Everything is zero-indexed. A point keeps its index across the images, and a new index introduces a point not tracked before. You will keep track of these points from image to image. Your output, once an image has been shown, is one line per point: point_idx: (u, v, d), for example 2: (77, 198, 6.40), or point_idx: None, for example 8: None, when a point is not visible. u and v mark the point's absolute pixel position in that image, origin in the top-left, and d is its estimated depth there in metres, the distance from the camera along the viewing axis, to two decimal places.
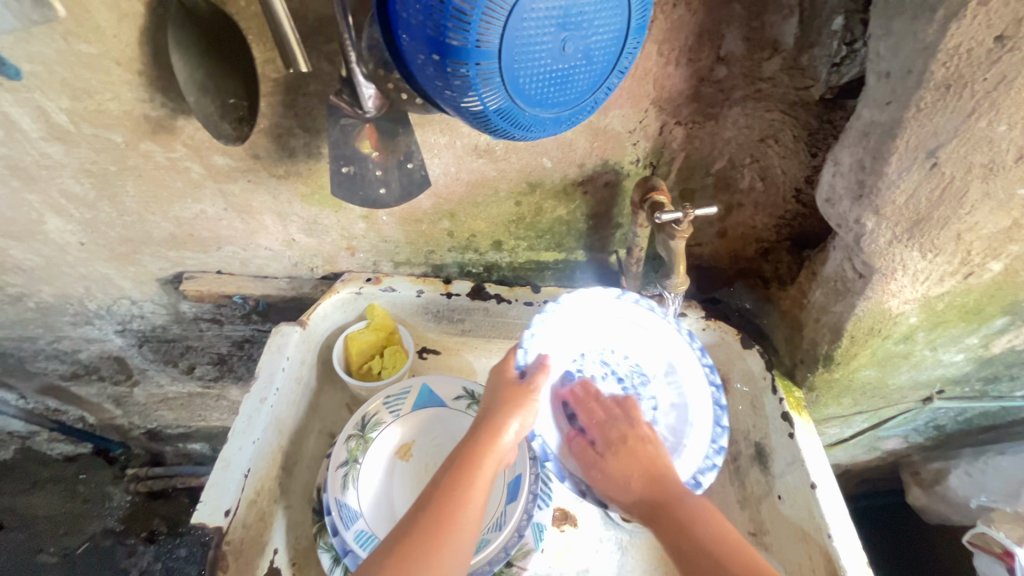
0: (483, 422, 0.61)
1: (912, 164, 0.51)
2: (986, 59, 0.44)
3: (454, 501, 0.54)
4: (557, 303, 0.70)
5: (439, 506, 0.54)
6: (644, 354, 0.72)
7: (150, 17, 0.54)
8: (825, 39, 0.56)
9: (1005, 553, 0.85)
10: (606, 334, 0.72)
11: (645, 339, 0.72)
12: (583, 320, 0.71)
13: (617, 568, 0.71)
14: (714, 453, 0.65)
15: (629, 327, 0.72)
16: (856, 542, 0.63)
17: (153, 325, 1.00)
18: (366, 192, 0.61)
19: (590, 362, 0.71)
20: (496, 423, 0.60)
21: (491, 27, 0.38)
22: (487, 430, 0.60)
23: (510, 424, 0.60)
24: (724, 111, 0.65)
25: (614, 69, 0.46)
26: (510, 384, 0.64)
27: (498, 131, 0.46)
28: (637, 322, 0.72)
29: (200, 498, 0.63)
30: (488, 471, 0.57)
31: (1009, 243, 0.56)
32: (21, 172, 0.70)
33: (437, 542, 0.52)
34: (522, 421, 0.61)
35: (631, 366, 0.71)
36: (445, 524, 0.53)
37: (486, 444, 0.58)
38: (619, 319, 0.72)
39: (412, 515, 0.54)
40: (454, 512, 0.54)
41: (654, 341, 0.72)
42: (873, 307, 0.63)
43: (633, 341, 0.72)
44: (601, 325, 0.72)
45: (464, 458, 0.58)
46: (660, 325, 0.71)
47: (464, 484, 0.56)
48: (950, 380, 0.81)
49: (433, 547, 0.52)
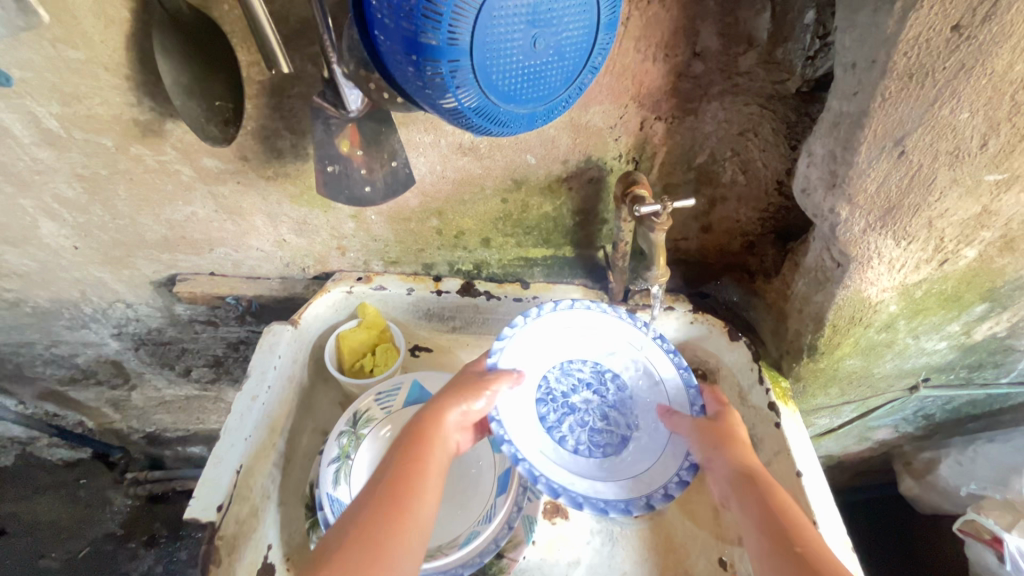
0: (430, 405, 0.63)
1: (880, 153, 0.52)
2: (945, 48, 0.45)
3: (401, 490, 0.54)
4: (505, 336, 0.69)
5: (387, 492, 0.54)
6: (598, 351, 0.75)
7: (136, 23, 0.55)
8: (798, 33, 0.58)
9: (994, 539, 0.88)
10: (563, 345, 0.74)
11: (595, 336, 0.75)
12: (538, 345, 0.73)
13: (606, 559, 0.72)
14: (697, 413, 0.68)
15: (578, 332, 0.74)
16: (841, 528, 0.63)
17: (148, 328, 1.01)
18: (351, 190, 0.62)
19: (555, 380, 0.72)
20: (441, 408, 0.61)
21: (462, 24, 0.40)
22: (433, 410, 0.61)
23: (458, 405, 0.62)
24: (703, 106, 0.66)
25: (585, 66, 0.47)
26: (471, 369, 0.67)
27: (476, 128, 0.47)
28: (582, 324, 0.74)
29: (193, 494, 0.63)
30: (438, 448, 0.59)
31: (981, 230, 0.57)
32: (15, 177, 0.71)
33: (372, 536, 0.50)
34: (470, 405, 0.62)
35: (593, 369, 0.74)
36: (394, 505, 0.53)
37: (433, 426, 0.60)
38: (562, 331, 0.74)
39: (361, 502, 0.54)
40: (397, 499, 0.53)
41: (604, 334, 0.75)
42: (853, 296, 0.64)
43: (585, 342, 0.75)
44: (552, 343, 0.74)
45: (417, 438, 0.59)
46: (608, 317, 0.74)
47: (412, 467, 0.56)
48: (935, 368, 0.82)
49: (366, 543, 0.50)
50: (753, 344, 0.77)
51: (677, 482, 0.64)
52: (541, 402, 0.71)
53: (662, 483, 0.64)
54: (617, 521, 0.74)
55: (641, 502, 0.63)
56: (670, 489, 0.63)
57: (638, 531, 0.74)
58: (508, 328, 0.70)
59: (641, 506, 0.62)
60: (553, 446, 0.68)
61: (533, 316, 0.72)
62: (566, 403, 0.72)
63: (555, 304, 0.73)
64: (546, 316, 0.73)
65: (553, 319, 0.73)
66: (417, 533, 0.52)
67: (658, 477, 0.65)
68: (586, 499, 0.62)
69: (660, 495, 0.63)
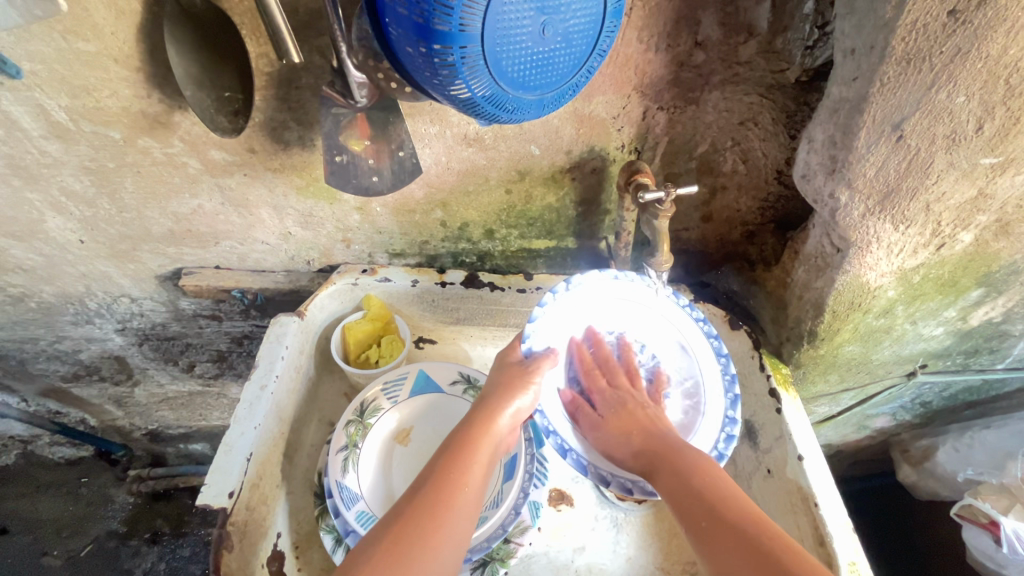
0: (479, 406, 0.64)
1: (879, 138, 0.54)
2: (941, 32, 0.46)
3: (443, 493, 0.55)
4: (535, 318, 0.69)
5: (426, 500, 0.54)
6: (627, 322, 0.75)
7: (147, 15, 0.56)
8: (798, 23, 0.59)
9: (992, 523, 0.89)
10: (592, 317, 0.74)
11: (622, 307, 0.74)
12: (569, 320, 0.72)
13: (612, 545, 0.73)
14: (730, 384, 0.69)
15: (610, 303, 0.74)
16: (842, 509, 0.65)
17: (153, 323, 1.02)
18: (359, 180, 0.63)
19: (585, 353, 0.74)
20: (490, 411, 0.62)
21: (473, 13, 0.41)
22: (484, 413, 0.62)
23: (508, 406, 0.63)
24: (704, 95, 0.67)
25: (593, 52, 0.48)
26: (516, 363, 0.67)
27: (486, 115, 0.48)
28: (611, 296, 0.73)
29: (204, 481, 0.64)
30: (485, 453, 0.60)
31: (977, 213, 0.58)
32: (22, 171, 0.71)
33: (410, 541, 0.51)
34: (520, 405, 0.63)
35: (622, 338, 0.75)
36: (437, 508, 0.54)
37: (482, 428, 0.61)
38: (593, 303, 0.73)
39: (402, 504, 0.55)
40: (434, 506, 0.54)
41: (635, 304, 0.74)
42: (852, 281, 0.65)
43: (615, 313, 0.74)
44: (582, 317, 0.73)
45: (462, 442, 0.60)
46: (633, 288, 0.73)
47: (450, 472, 0.57)
48: (932, 354, 0.83)
49: (407, 545, 0.51)
50: (753, 333, 0.78)
51: (716, 455, 0.67)
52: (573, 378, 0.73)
53: None
54: (622, 508, 0.75)
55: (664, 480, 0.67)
56: None
57: (643, 518, 0.75)
58: (539, 307, 0.69)
59: None
60: None
61: (563, 291, 0.71)
62: None
63: (584, 276, 0.71)
64: (574, 291, 0.71)
65: (583, 292, 0.72)
66: (454, 539, 0.53)
67: None
68: (614, 478, 0.66)
69: None
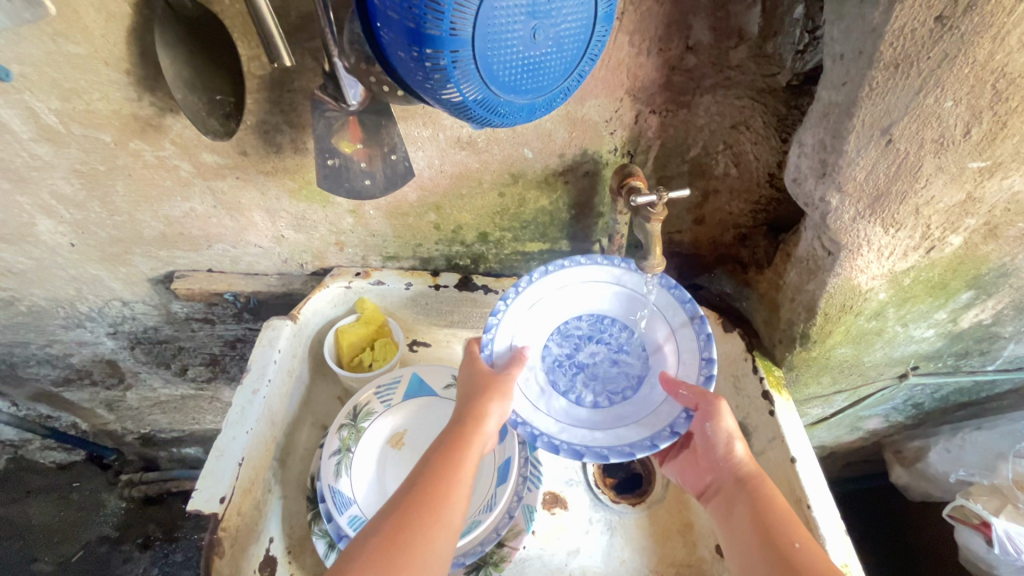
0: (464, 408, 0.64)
1: (868, 142, 0.54)
2: (928, 38, 0.47)
3: (436, 493, 0.55)
4: (490, 327, 0.70)
5: (420, 496, 0.55)
6: (591, 303, 0.76)
7: (137, 17, 0.56)
8: (788, 28, 0.60)
9: (983, 523, 0.90)
10: (556, 310, 0.75)
11: (583, 289, 0.75)
12: (529, 319, 0.73)
13: (606, 548, 0.73)
14: (699, 326, 0.69)
15: (569, 293, 0.75)
16: (834, 511, 0.65)
17: (145, 326, 1.01)
18: (352, 183, 0.63)
19: (557, 346, 0.74)
20: (479, 412, 0.62)
21: (464, 16, 0.41)
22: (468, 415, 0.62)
23: (492, 408, 0.63)
24: (696, 99, 0.68)
25: (585, 56, 0.48)
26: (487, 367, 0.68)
27: (478, 119, 0.48)
28: (567, 284, 0.74)
29: (195, 485, 0.64)
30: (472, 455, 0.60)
31: (966, 217, 0.59)
32: (13, 173, 0.71)
33: (406, 533, 0.51)
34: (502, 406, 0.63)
35: (591, 320, 0.76)
36: (428, 508, 0.54)
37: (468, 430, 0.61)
38: (551, 299, 0.75)
39: (394, 501, 0.55)
40: (428, 504, 0.54)
41: (595, 284, 0.75)
42: (843, 285, 0.66)
43: (576, 300, 0.75)
44: (546, 314, 0.75)
45: (450, 441, 0.60)
46: (583, 270, 0.74)
47: (446, 474, 0.57)
48: (923, 356, 0.84)
49: (401, 539, 0.51)
50: (746, 335, 0.78)
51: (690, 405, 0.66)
52: (550, 371, 0.73)
53: (671, 419, 0.65)
54: (615, 510, 0.76)
55: (645, 444, 0.63)
56: (677, 425, 0.64)
57: (636, 521, 0.75)
58: (490, 319, 0.70)
59: (666, 437, 0.63)
60: (574, 409, 0.70)
61: (512, 297, 0.72)
62: (574, 363, 0.74)
63: (530, 277, 0.73)
64: (525, 292, 0.73)
65: (539, 288, 0.74)
66: (445, 535, 0.53)
67: (672, 411, 0.66)
68: (610, 449, 0.63)
69: (667, 434, 0.63)
